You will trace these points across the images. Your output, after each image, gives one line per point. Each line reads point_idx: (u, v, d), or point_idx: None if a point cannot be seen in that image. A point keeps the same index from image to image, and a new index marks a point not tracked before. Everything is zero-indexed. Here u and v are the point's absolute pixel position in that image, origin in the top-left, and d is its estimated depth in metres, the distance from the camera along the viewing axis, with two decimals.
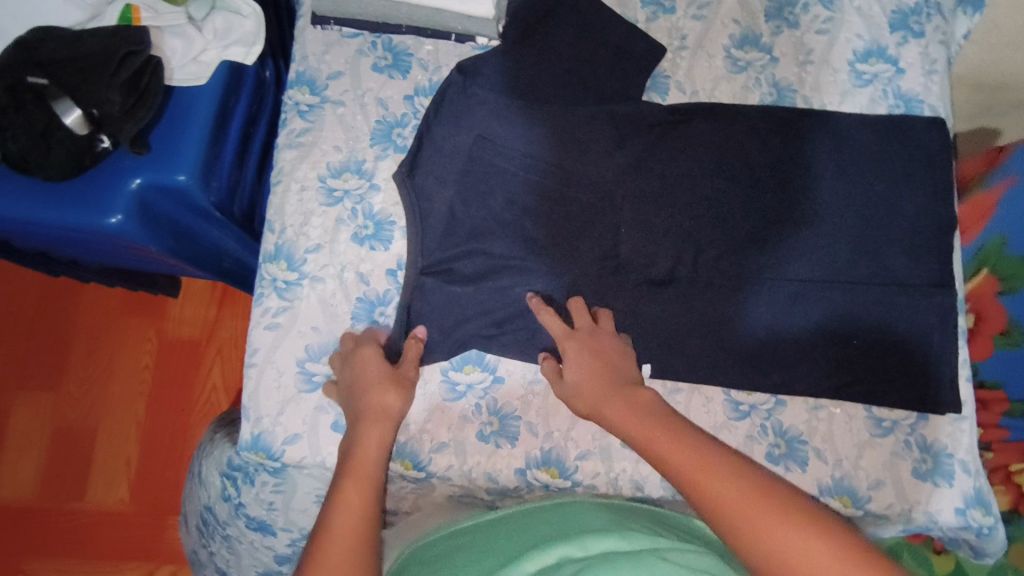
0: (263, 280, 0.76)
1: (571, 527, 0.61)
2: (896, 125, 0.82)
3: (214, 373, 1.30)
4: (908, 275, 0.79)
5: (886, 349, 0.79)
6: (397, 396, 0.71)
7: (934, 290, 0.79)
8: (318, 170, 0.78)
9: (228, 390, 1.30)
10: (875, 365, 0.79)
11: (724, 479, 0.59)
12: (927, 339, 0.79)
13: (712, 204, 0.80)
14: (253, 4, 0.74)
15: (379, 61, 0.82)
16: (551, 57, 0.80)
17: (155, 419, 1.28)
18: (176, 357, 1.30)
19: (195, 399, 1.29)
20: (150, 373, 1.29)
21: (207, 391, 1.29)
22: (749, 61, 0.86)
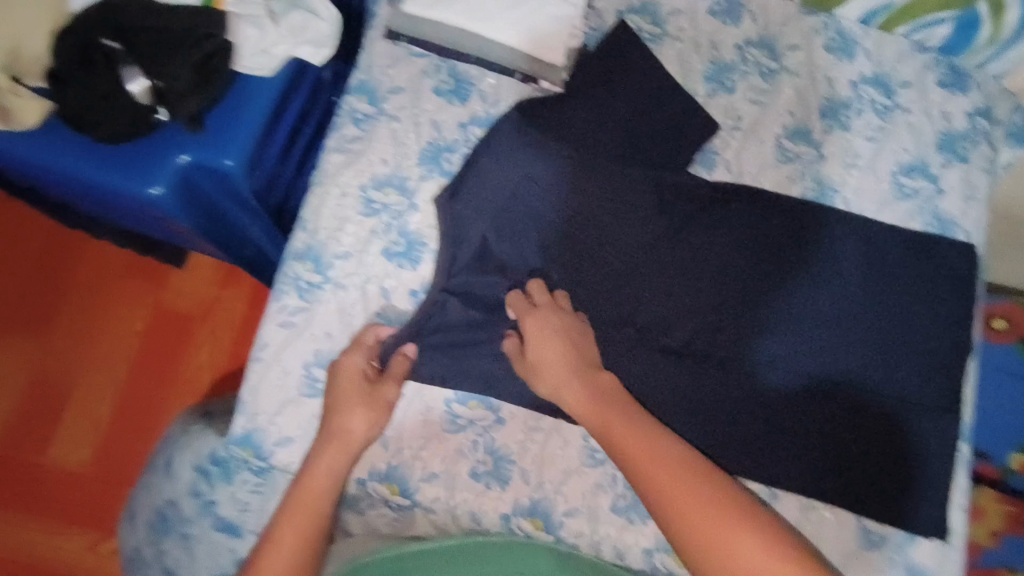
0: (286, 277, 0.76)
1: None
2: (929, 246, 0.83)
3: (204, 350, 1.27)
4: (916, 392, 0.80)
5: (886, 462, 0.79)
6: (362, 422, 0.71)
7: (936, 415, 0.80)
8: (361, 180, 0.79)
9: (214, 371, 1.27)
10: (868, 475, 0.79)
11: (684, 479, 0.64)
12: (924, 460, 0.79)
13: (738, 287, 0.81)
14: (332, 8, 0.75)
15: (441, 84, 0.82)
16: (607, 113, 0.81)
17: (134, 386, 1.25)
18: (169, 328, 1.28)
19: (180, 374, 1.26)
20: (140, 339, 1.27)
21: (193, 368, 1.27)
22: (797, 153, 0.87)
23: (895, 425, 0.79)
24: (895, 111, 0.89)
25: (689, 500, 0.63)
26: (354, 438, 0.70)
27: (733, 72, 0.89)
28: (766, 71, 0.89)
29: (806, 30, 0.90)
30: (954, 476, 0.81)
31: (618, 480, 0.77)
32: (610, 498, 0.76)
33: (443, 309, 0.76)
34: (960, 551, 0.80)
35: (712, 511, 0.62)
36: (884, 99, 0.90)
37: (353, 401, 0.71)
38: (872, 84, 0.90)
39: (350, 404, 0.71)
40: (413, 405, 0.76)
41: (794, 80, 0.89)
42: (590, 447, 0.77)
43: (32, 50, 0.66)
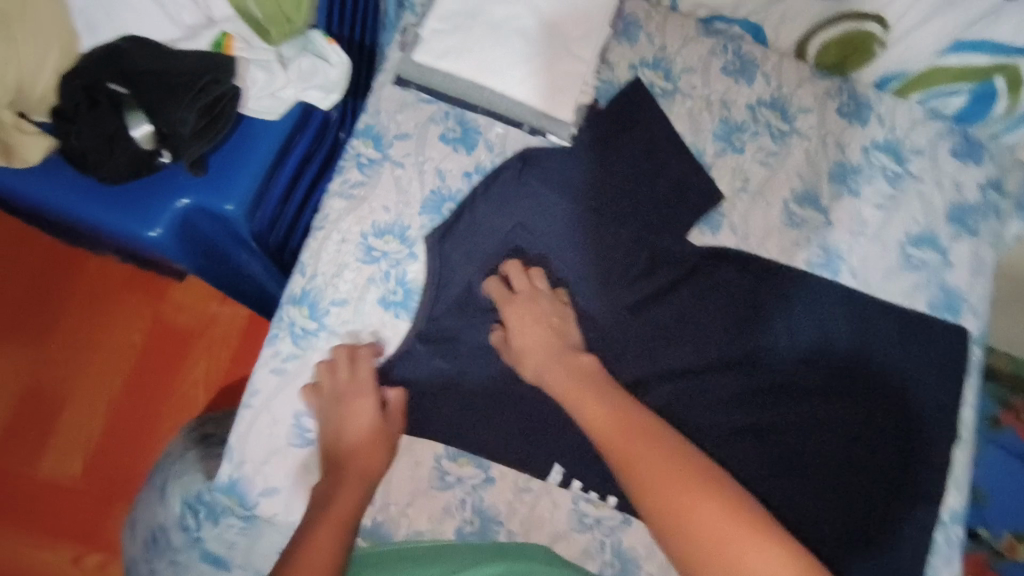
0: (282, 321, 0.75)
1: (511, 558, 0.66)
2: (921, 324, 0.82)
3: (198, 369, 1.26)
4: (903, 477, 0.79)
5: (863, 539, 0.77)
6: (382, 459, 0.70)
7: (923, 501, 0.78)
8: (362, 226, 0.78)
9: (205, 389, 1.25)
10: (859, 558, 0.76)
11: (638, 430, 0.65)
12: (918, 545, 0.77)
13: (723, 353, 0.80)
14: (342, 54, 0.73)
15: (448, 132, 0.82)
16: (609, 172, 0.81)
17: (127, 402, 1.24)
18: (166, 346, 1.27)
19: (173, 390, 1.25)
20: (136, 352, 1.26)
21: (187, 385, 1.26)
22: (804, 219, 0.86)
23: (871, 505, 0.78)
24: (906, 179, 0.88)
25: (641, 449, 0.63)
26: (371, 471, 0.69)
27: (743, 132, 0.88)
28: (776, 134, 0.88)
29: (819, 93, 0.90)
30: (930, 563, 0.79)
31: (606, 547, 0.76)
32: (597, 565, 0.75)
33: (405, 359, 0.75)
34: None
35: (662, 461, 0.62)
36: (896, 166, 0.89)
37: (371, 432, 0.70)
38: (884, 150, 0.89)
39: (370, 437, 0.70)
40: (402, 460, 0.75)
41: (805, 143, 0.88)
42: (580, 511, 0.76)
43: (38, 92, 0.66)
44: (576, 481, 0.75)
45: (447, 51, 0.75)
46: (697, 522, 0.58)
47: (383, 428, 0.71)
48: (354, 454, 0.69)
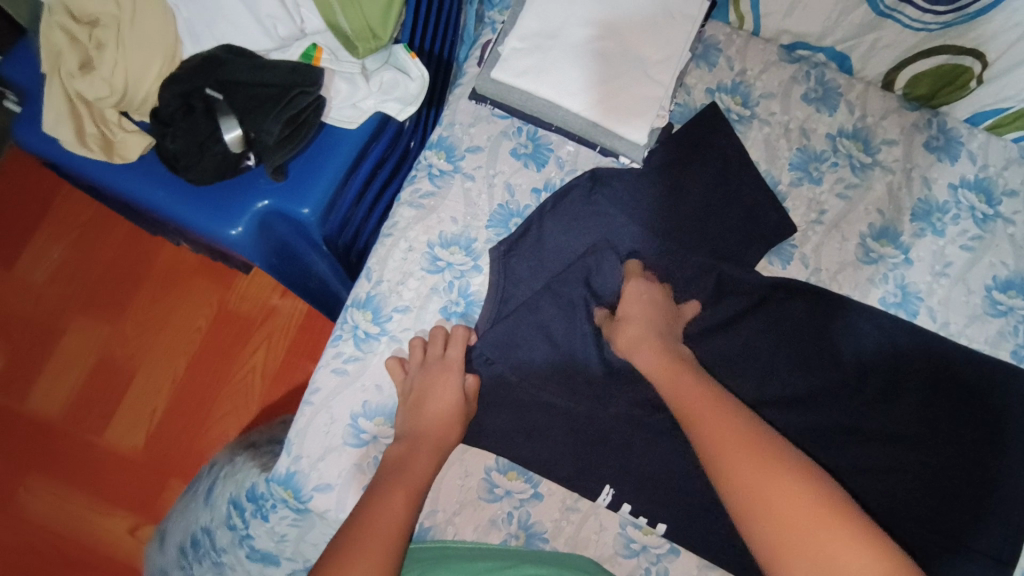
0: (346, 323, 0.77)
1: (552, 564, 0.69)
2: (1006, 380, 0.77)
3: (258, 355, 1.31)
4: (972, 538, 0.74)
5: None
6: (455, 437, 0.71)
7: (994, 565, 0.73)
8: (429, 236, 0.80)
9: (264, 377, 1.30)
10: None
11: (729, 417, 0.62)
12: None
13: (786, 389, 0.78)
14: (423, 68, 0.76)
15: (519, 148, 0.83)
16: (679, 196, 0.81)
17: (191, 382, 1.30)
18: (229, 330, 1.32)
19: (233, 373, 1.30)
20: (201, 335, 1.32)
21: (246, 369, 1.31)
22: (881, 255, 0.83)
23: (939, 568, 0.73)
24: (996, 221, 0.84)
25: (731, 437, 0.60)
26: (418, 481, 0.65)
27: (822, 162, 0.86)
28: (857, 165, 0.85)
29: (907, 125, 0.86)
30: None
31: None
32: None
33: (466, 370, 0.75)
34: None
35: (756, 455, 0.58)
36: (986, 207, 0.84)
37: (428, 440, 0.69)
38: (973, 189, 0.85)
39: (423, 444, 0.69)
40: (452, 468, 0.75)
41: (887, 177, 0.85)
42: (627, 537, 0.75)
43: (141, 95, 0.71)
44: (627, 504, 0.74)
45: (526, 70, 0.76)
46: (785, 507, 0.53)
47: (444, 427, 0.70)
48: (407, 462, 0.67)
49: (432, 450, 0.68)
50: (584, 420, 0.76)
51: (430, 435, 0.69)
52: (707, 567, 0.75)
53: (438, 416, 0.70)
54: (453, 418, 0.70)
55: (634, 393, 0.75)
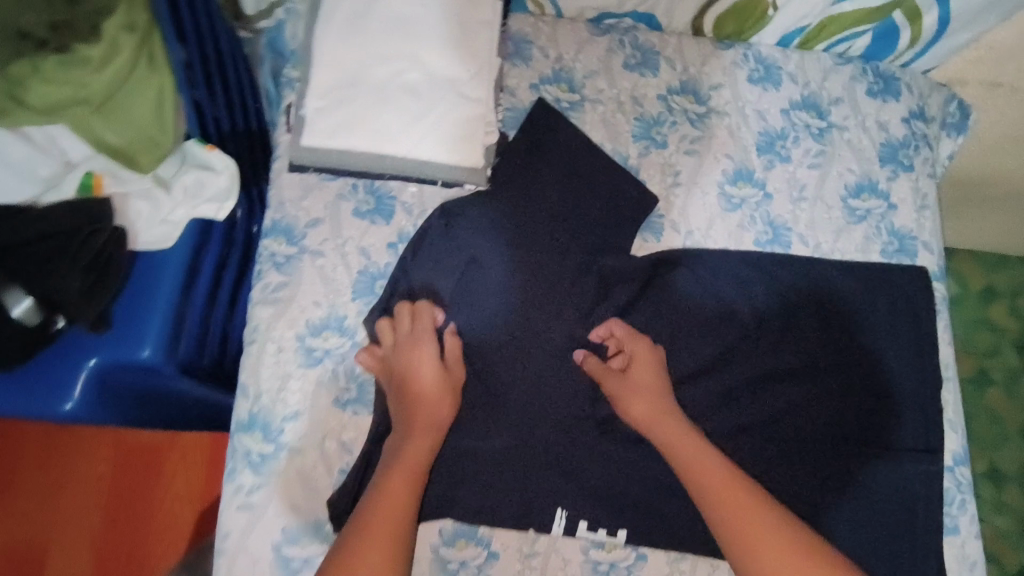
0: (236, 453, 0.70)
1: None
2: (882, 278, 0.82)
3: (177, 480, 1.14)
4: (892, 437, 0.77)
5: (865, 512, 0.75)
6: (448, 408, 0.70)
7: (922, 454, 0.76)
8: (296, 328, 0.73)
9: (191, 500, 1.14)
10: (870, 538, 0.74)
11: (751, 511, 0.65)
12: (914, 509, 0.75)
13: (693, 359, 0.78)
14: (228, 158, 0.69)
15: (361, 206, 0.77)
16: (532, 204, 0.79)
17: (113, 535, 1.12)
18: (136, 465, 1.14)
19: (157, 508, 1.13)
20: (105, 484, 1.14)
21: (169, 499, 1.14)
22: (742, 198, 0.84)
23: (873, 476, 0.76)
24: (831, 132, 0.87)
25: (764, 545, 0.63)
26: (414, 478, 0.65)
27: (661, 125, 0.85)
28: (694, 118, 0.85)
29: (727, 65, 0.87)
30: (944, 512, 0.76)
31: None
32: None
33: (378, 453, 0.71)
34: None
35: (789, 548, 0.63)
36: (819, 121, 0.87)
37: (419, 421, 0.69)
38: (803, 108, 0.87)
39: (416, 425, 0.68)
40: None
41: (725, 121, 0.86)
42: (593, 560, 0.73)
43: None
44: (582, 523, 0.73)
45: (337, 128, 0.71)
46: None
47: (433, 403, 0.69)
48: (398, 454, 0.67)
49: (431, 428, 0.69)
50: (515, 459, 0.73)
51: (419, 413, 0.69)
52: (678, 559, 0.74)
53: (426, 398, 0.69)
54: (440, 393, 0.70)
55: (553, 414, 0.75)
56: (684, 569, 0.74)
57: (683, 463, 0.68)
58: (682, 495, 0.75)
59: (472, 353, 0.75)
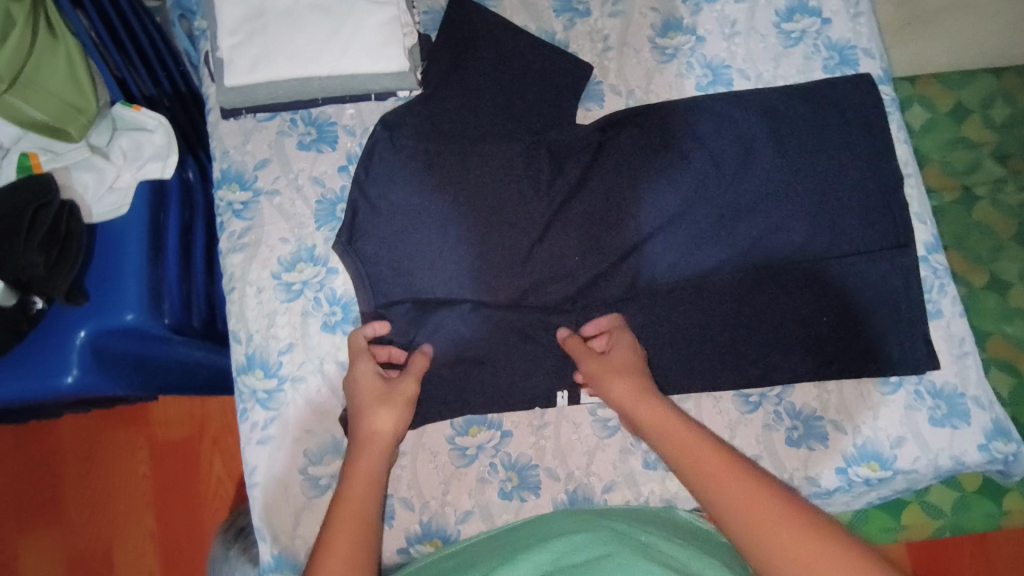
0: (243, 394, 0.73)
1: (545, 533, 0.62)
2: (826, 93, 0.82)
3: (216, 464, 1.15)
4: (863, 241, 0.78)
5: (850, 316, 0.77)
6: (387, 418, 0.66)
7: (895, 252, 0.78)
8: (270, 268, 0.75)
9: (234, 479, 1.15)
10: (859, 336, 0.77)
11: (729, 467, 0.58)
12: (895, 303, 0.77)
13: (661, 212, 0.78)
14: (156, 115, 0.71)
15: (304, 137, 0.78)
16: (471, 96, 0.78)
17: (171, 527, 1.14)
18: (173, 457, 1.15)
19: (203, 494, 1.15)
20: (152, 478, 1.15)
21: (214, 483, 1.15)
22: (676, 47, 0.84)
23: (858, 281, 0.77)
24: None
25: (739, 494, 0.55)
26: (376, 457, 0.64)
27: None
28: None
29: None
30: (925, 299, 0.79)
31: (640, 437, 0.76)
32: (640, 457, 0.75)
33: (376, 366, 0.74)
34: (977, 356, 0.79)
35: (788, 523, 0.52)
36: None
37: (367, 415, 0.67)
38: None
39: (358, 429, 0.66)
40: (419, 457, 0.75)
41: None
42: (601, 418, 0.76)
43: None
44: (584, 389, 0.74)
45: (256, 61, 0.71)
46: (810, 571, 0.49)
47: (370, 408, 0.67)
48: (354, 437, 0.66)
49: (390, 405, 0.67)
50: (508, 346, 0.75)
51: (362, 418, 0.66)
52: (681, 399, 0.78)
53: (375, 403, 0.67)
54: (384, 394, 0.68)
55: (533, 295, 0.77)
56: (689, 408, 0.78)
57: (667, 443, 0.63)
58: (672, 341, 0.77)
59: (445, 253, 0.76)
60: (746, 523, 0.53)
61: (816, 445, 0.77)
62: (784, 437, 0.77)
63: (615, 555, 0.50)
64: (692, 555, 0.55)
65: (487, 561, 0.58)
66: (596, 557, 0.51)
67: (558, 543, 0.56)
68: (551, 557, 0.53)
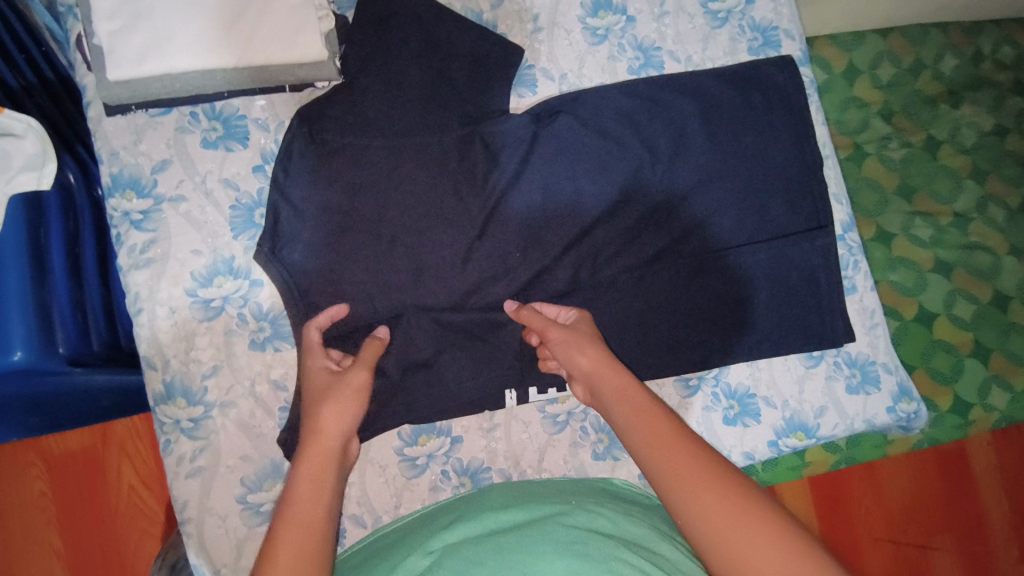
0: (164, 424, 0.67)
1: (475, 506, 0.60)
2: (753, 74, 0.82)
3: (126, 471, 1.04)
4: (789, 224, 0.81)
5: (777, 296, 0.80)
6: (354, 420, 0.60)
7: (817, 233, 0.81)
8: (182, 284, 0.68)
9: (149, 484, 1.04)
10: (786, 313, 0.80)
11: (651, 414, 0.59)
12: (816, 281, 0.81)
13: (600, 201, 0.76)
14: (25, 118, 0.63)
15: (208, 134, 0.69)
16: (396, 85, 0.72)
17: (81, 546, 1.01)
18: (74, 471, 1.02)
19: (114, 507, 1.03)
20: (51, 497, 1.01)
21: (126, 492, 1.03)
22: (606, 28, 0.82)
23: (785, 262, 0.81)
24: None
25: (662, 444, 0.56)
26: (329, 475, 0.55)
27: None
28: None
29: None
30: (843, 275, 0.84)
31: (588, 430, 0.77)
32: (589, 449, 0.77)
33: None
34: (885, 326, 0.85)
35: (701, 472, 0.53)
36: None
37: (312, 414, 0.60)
38: None
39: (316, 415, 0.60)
40: (367, 471, 0.72)
41: None
42: (550, 415, 0.76)
43: None
44: (532, 387, 0.73)
45: (144, 51, 0.62)
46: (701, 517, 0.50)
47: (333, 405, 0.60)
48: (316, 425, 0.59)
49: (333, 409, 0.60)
50: (453, 350, 0.72)
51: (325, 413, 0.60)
52: None
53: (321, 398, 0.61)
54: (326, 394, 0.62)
55: (475, 294, 0.74)
56: None
57: (620, 410, 0.61)
58: (617, 333, 0.77)
59: (383, 255, 0.71)
60: (679, 487, 0.52)
61: (749, 421, 0.81)
62: (721, 417, 0.81)
63: (535, 525, 0.50)
64: (619, 518, 0.55)
65: (410, 537, 0.58)
66: (503, 547, 0.48)
67: (484, 518, 0.55)
68: (477, 529, 0.53)
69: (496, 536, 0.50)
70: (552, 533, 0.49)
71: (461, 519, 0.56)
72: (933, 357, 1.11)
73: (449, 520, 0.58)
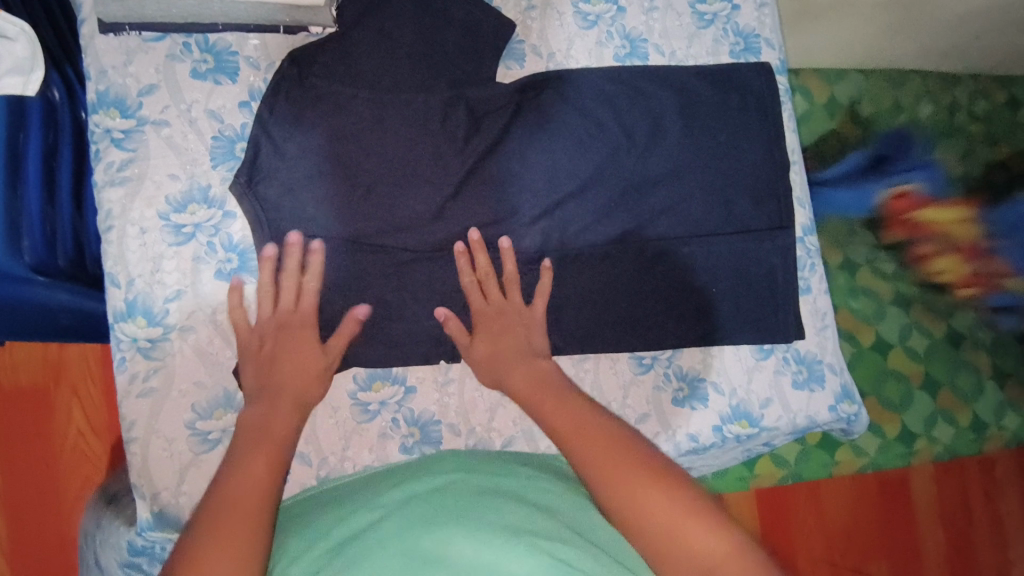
0: (121, 342, 0.67)
1: (424, 472, 0.60)
2: (731, 76, 0.86)
3: (75, 415, 1.02)
4: (752, 221, 0.84)
5: (735, 288, 0.83)
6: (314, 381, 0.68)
7: (776, 232, 0.84)
8: (156, 207, 0.69)
9: (99, 431, 1.03)
10: (742, 305, 0.84)
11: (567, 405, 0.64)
12: (773, 279, 0.85)
13: (574, 177, 0.79)
14: (18, 22, 0.64)
15: (199, 65, 0.71)
16: (388, 39, 0.74)
17: (21, 484, 1.00)
18: (22, 409, 1.00)
19: (59, 450, 1.01)
20: None
21: (71, 436, 1.02)
22: (597, 14, 0.85)
23: (745, 257, 0.84)
24: None
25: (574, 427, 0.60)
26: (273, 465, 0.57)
27: None
28: None
29: None
30: (798, 276, 0.88)
31: None
32: None
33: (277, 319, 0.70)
34: (835, 329, 0.89)
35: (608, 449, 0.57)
36: None
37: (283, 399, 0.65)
38: None
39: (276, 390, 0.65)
40: (319, 412, 0.74)
41: None
42: None
43: None
44: None
45: None
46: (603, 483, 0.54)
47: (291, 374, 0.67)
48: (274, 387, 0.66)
49: (283, 417, 0.64)
50: (419, 306, 0.74)
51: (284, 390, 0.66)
52: (581, 360, 0.82)
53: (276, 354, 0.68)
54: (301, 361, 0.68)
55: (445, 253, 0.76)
56: (588, 368, 0.82)
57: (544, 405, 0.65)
58: (576, 305, 0.80)
59: (354, 201, 0.72)
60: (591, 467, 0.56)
61: (697, 405, 0.84)
62: (670, 398, 0.84)
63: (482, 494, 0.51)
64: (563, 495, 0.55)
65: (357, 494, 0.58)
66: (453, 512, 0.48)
67: (432, 482, 0.55)
68: (426, 491, 0.53)
69: (446, 496, 0.51)
70: (503, 501, 0.49)
71: (411, 482, 0.56)
72: (884, 385, 1.16)
73: (395, 478, 0.59)
